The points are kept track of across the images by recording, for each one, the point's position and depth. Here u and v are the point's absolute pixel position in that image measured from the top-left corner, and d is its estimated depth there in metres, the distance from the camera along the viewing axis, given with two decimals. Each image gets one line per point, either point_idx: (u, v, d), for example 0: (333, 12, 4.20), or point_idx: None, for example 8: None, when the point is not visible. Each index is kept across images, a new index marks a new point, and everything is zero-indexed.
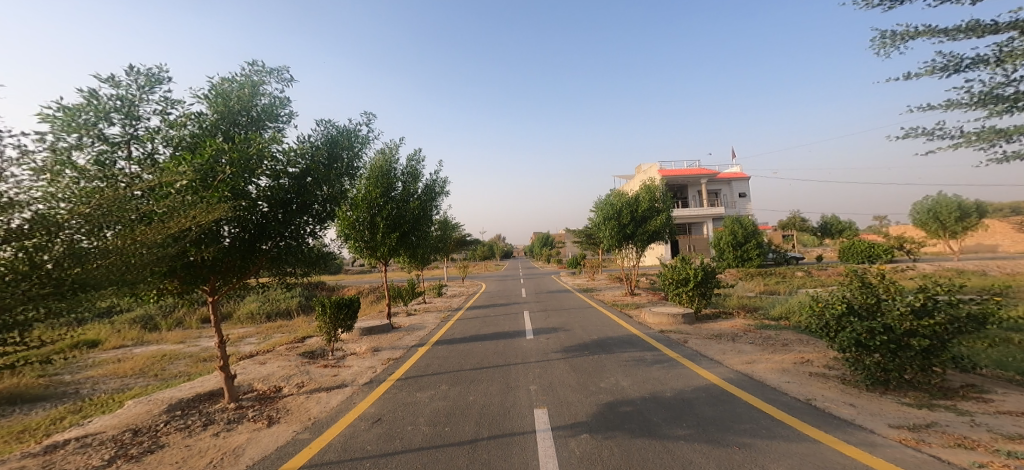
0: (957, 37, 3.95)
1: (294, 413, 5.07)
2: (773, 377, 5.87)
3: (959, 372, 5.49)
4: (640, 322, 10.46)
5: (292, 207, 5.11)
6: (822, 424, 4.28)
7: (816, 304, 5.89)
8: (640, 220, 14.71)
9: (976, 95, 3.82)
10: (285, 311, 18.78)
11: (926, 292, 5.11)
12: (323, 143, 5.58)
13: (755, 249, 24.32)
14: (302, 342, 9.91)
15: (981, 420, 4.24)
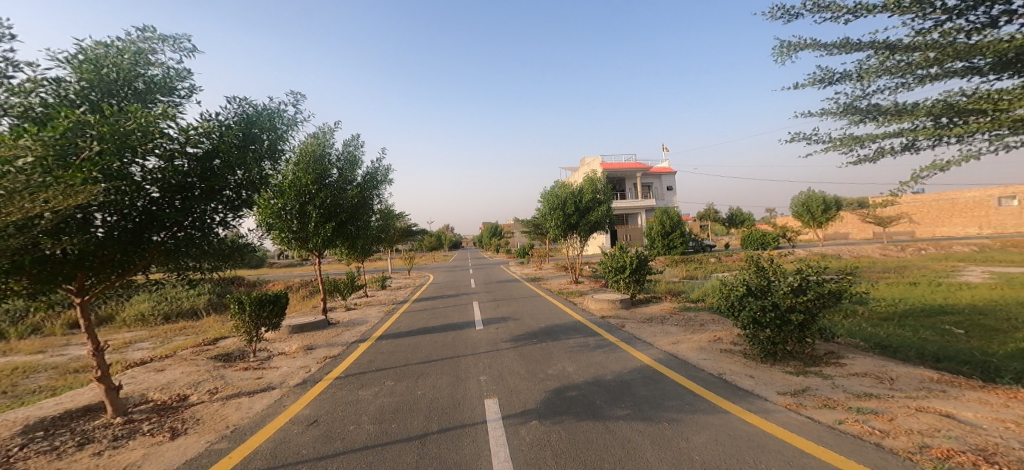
0: (833, 52, 4.56)
1: (207, 423, 4.62)
2: (694, 356, 6.46)
3: (825, 342, 6.44)
4: (584, 309, 10.93)
5: (196, 193, 4.59)
6: (731, 396, 4.80)
7: (723, 287, 6.52)
8: (584, 211, 15.15)
9: (842, 106, 4.43)
10: (189, 312, 17.07)
11: (802, 274, 5.90)
12: (237, 123, 5.01)
13: (680, 238, 26.32)
14: (213, 344, 9.06)
15: (840, 382, 5.00)
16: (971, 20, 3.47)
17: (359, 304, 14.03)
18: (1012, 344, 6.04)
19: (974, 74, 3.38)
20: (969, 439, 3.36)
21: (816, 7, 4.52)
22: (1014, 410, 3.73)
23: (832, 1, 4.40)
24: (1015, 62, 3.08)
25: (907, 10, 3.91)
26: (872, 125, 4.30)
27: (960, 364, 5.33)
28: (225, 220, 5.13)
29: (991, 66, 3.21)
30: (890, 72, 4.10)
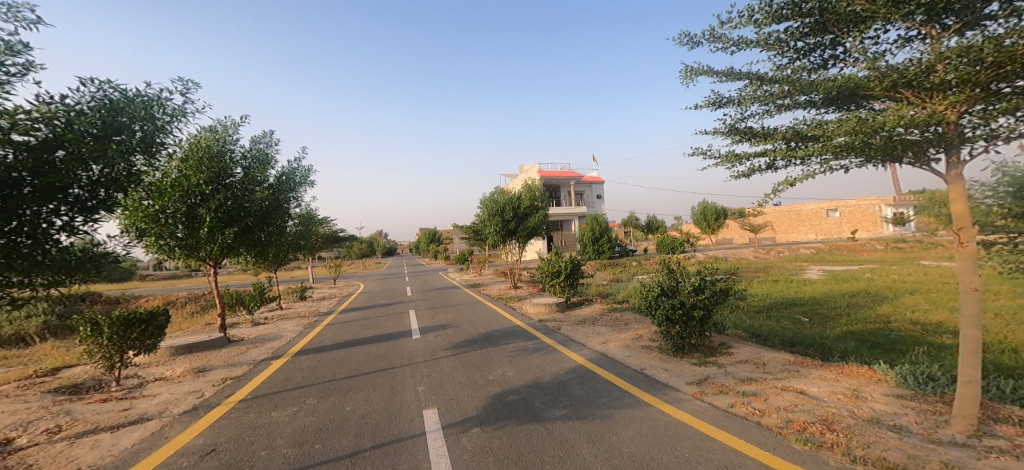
0: (721, 79, 5.21)
1: (50, 465, 4.03)
2: (620, 353, 6.94)
3: (719, 334, 7.28)
4: (523, 313, 11.13)
5: (21, 194, 3.15)
6: (651, 389, 5.25)
7: (642, 288, 7.08)
8: (522, 217, 15.34)
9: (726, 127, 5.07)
10: (12, 339, 14.64)
11: (700, 275, 6.66)
12: (97, 108, 3.64)
13: (606, 243, 27.66)
14: (53, 375, 7.84)
15: (730, 370, 5.71)
16: (808, 60, 3.83)
17: (270, 319, 12.81)
18: (841, 329, 7.44)
19: (807, 107, 3.86)
20: (817, 410, 4.01)
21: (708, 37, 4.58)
22: (847, 383, 4.56)
23: (719, 34, 4.53)
24: (837, 100, 3.64)
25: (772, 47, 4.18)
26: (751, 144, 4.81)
27: (813, 347, 6.38)
28: (68, 226, 3.61)
29: (822, 102, 3.73)
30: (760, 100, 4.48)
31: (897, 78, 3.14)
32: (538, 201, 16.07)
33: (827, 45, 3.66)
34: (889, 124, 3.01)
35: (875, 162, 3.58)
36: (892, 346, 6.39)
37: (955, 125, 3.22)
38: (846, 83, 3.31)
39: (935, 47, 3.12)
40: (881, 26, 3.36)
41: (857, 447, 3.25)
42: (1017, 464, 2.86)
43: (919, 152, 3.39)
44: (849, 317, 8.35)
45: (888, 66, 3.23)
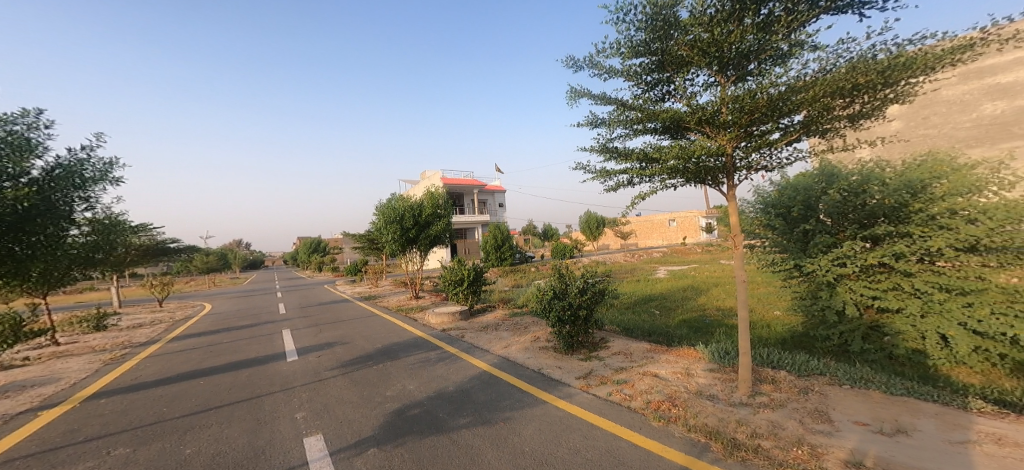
0: (595, 101, 5.03)
1: None
2: (520, 355, 7.17)
3: (598, 330, 8.01)
4: (425, 324, 10.89)
5: None
6: (546, 386, 5.40)
7: (538, 292, 7.53)
8: (423, 225, 15.14)
9: (599, 147, 5.20)
10: None
11: (585, 278, 7.35)
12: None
13: (508, 250, 28.53)
14: None
15: (607, 362, 6.33)
16: (652, 94, 4.57)
17: (42, 357, 9.11)
18: (676, 317, 8.85)
19: (650, 133, 4.61)
20: (666, 389, 4.69)
21: (585, 63, 4.89)
22: (681, 363, 5.47)
23: (598, 60, 4.82)
24: (668, 129, 4.40)
25: (630, 78, 4.61)
26: (617, 163, 5.07)
27: (666, 336, 7.46)
28: None
29: (662, 130, 4.43)
30: (618, 124, 4.70)
31: (698, 116, 3.93)
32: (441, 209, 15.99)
33: (665, 82, 4.33)
34: (696, 152, 3.85)
35: (694, 184, 4.41)
36: (705, 328, 7.90)
37: (731, 157, 4.14)
38: (672, 116, 4.08)
39: (722, 93, 3.95)
40: (695, 72, 4.14)
41: (689, 417, 3.89)
42: (783, 416, 3.74)
43: (713, 177, 4.29)
44: (682, 307, 10.00)
45: (698, 104, 3.98)
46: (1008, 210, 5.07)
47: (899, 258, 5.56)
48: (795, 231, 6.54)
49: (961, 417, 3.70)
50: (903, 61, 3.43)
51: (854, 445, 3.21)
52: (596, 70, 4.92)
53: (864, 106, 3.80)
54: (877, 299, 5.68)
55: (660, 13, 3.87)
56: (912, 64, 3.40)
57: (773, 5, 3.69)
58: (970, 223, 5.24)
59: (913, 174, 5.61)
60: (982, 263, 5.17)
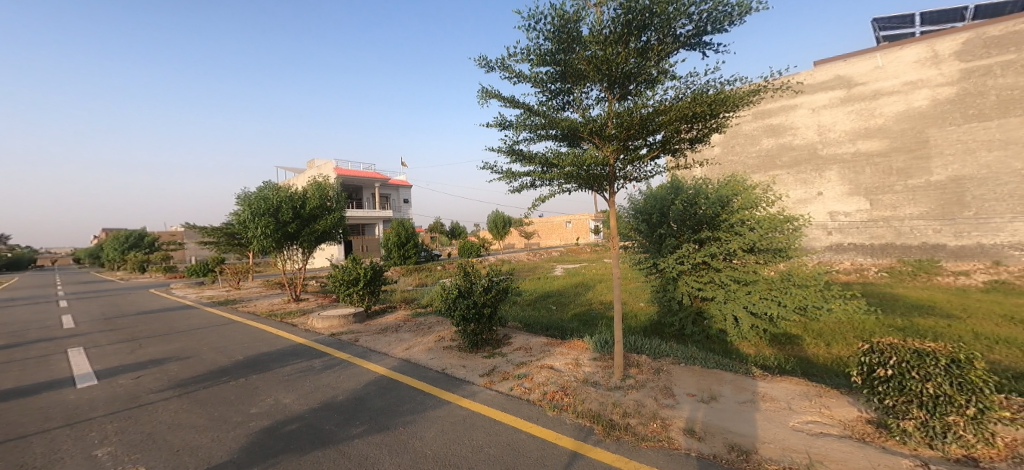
0: (505, 103, 5.18)
1: None
2: (422, 357, 6.96)
3: (502, 327, 8.21)
4: (308, 329, 9.70)
5: None
6: (450, 386, 5.35)
7: (442, 292, 7.48)
8: (307, 219, 13.30)
9: (506, 149, 5.36)
10: None
11: (490, 276, 7.53)
12: None
13: (413, 248, 27.68)
14: None
15: (509, 357, 6.50)
16: (555, 103, 4.84)
17: None
18: (570, 311, 9.54)
19: (552, 139, 4.87)
20: (560, 380, 5.00)
21: (494, 66, 5.04)
22: (573, 355, 5.87)
23: (509, 64, 4.98)
24: (567, 137, 4.71)
25: (536, 85, 4.79)
26: (523, 166, 5.25)
27: (561, 329, 7.96)
28: None
29: (563, 138, 4.72)
30: (523, 129, 4.92)
31: (589, 127, 4.26)
32: (328, 203, 14.25)
33: (566, 93, 4.61)
34: (586, 161, 4.20)
35: (586, 190, 4.76)
36: (592, 321, 8.61)
37: (613, 168, 4.54)
38: (569, 125, 4.36)
39: (611, 109, 4.32)
40: (591, 86, 4.47)
41: (579, 405, 4.19)
42: (667, 399, 4.15)
43: (600, 186, 4.71)
44: (575, 302, 10.76)
45: (590, 117, 4.32)
46: (769, 221, 6.70)
47: (714, 257, 6.96)
48: (654, 235, 7.52)
49: (791, 383, 4.52)
50: (722, 97, 4.10)
51: (688, 415, 3.77)
52: (506, 73, 5.07)
53: (697, 132, 4.45)
54: (701, 290, 6.99)
55: (565, 26, 4.16)
56: (727, 101, 4.10)
57: (650, 35, 4.17)
58: (749, 230, 6.80)
59: (723, 191, 7.04)
60: (758, 261, 6.85)
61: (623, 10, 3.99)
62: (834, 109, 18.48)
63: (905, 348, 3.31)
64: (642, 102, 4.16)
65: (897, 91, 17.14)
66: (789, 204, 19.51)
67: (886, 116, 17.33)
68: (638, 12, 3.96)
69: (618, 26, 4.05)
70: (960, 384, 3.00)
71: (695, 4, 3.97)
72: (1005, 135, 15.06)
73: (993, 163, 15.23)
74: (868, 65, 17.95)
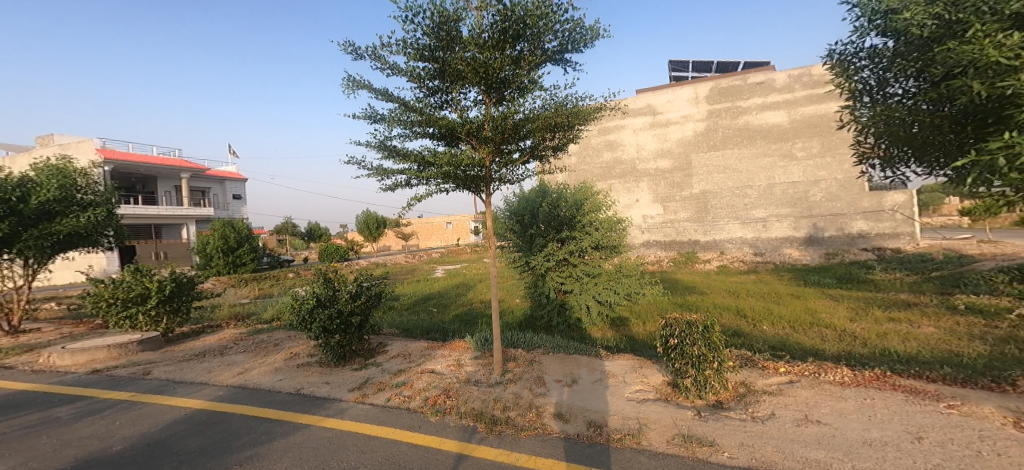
0: (378, 96, 4.96)
1: None
2: (266, 379, 5.94)
3: (377, 335, 7.83)
4: (36, 370, 6.58)
5: None
6: (309, 408, 4.79)
7: (296, 303, 6.71)
8: (38, 219, 8.54)
9: (378, 144, 5.10)
10: None
11: (358, 281, 7.07)
12: None
13: (248, 253, 23.96)
14: None
15: (386, 367, 6.23)
16: (433, 101, 4.79)
17: None
18: (451, 313, 9.55)
19: (428, 137, 4.81)
20: (442, 383, 4.96)
21: (366, 54, 4.79)
22: (454, 356, 5.89)
23: (381, 55, 4.78)
24: (445, 137, 4.70)
25: (414, 81, 4.68)
26: (396, 163, 5.04)
27: (442, 331, 7.93)
28: None
29: (443, 137, 4.71)
30: (399, 125, 4.77)
31: (466, 127, 4.33)
32: (86, 193, 9.43)
33: (444, 93, 4.64)
34: (464, 162, 4.24)
35: (464, 190, 4.83)
36: (474, 320, 8.78)
37: (489, 170, 4.67)
38: (446, 124, 4.37)
39: (489, 113, 4.43)
40: (468, 88, 4.53)
41: (461, 406, 4.21)
42: (538, 389, 4.40)
43: (478, 187, 4.81)
44: (456, 303, 10.79)
45: (468, 118, 4.39)
46: (608, 224, 7.66)
47: (573, 254, 7.63)
48: (526, 235, 7.96)
49: (638, 359, 5.18)
50: (577, 111, 4.53)
51: (557, 400, 4.07)
52: (378, 64, 4.85)
53: (559, 141, 4.82)
54: (564, 284, 7.59)
55: (445, 24, 4.16)
56: (582, 115, 4.56)
57: (523, 45, 4.39)
58: (593, 230, 7.63)
59: (580, 197, 7.84)
60: (601, 256, 7.70)
61: (500, 17, 4.13)
62: (645, 132, 21.42)
63: (680, 321, 4.05)
64: (517, 108, 4.35)
65: (681, 122, 20.62)
66: (621, 208, 22.03)
67: (672, 141, 20.84)
68: (514, 20, 4.13)
69: (496, 32, 4.19)
70: (712, 345, 3.82)
71: (559, 22, 4.31)
72: (726, 162, 19.85)
73: (721, 182, 19.95)
74: (664, 98, 20.94)
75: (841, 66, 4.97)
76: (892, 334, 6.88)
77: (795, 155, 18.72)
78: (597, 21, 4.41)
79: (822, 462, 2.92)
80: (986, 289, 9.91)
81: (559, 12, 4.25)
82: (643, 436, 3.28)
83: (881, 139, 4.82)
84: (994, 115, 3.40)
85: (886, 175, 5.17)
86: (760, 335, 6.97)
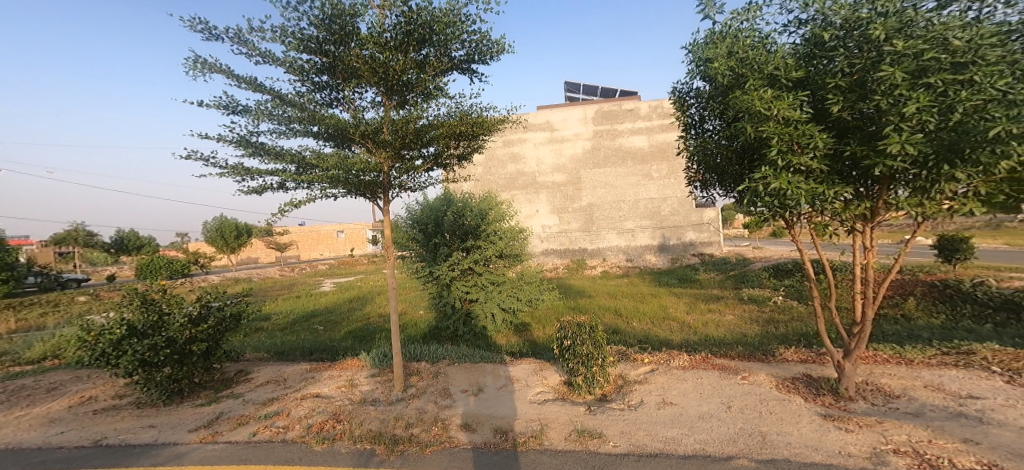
0: (242, 85, 4.35)
1: None
2: (36, 436, 4.53)
3: (235, 360, 6.73)
4: None
5: None
6: (121, 459, 3.86)
7: (88, 333, 5.04)
8: None
9: (237, 139, 4.35)
10: None
11: (202, 301, 5.77)
12: None
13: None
14: None
15: (248, 398, 5.35)
16: (320, 96, 4.40)
17: None
18: (342, 330, 8.86)
19: (310, 136, 4.38)
20: (329, 407, 4.51)
21: (231, 35, 4.17)
22: (345, 376, 5.45)
23: (249, 39, 4.22)
24: (333, 137, 4.37)
25: (295, 73, 4.22)
26: (262, 162, 4.40)
27: (330, 350, 7.36)
28: None
29: (326, 137, 4.37)
30: (274, 120, 4.25)
31: (361, 129, 4.08)
32: None
33: (332, 89, 4.31)
34: (356, 165, 3.96)
35: (357, 196, 4.54)
36: (371, 335, 8.34)
37: (387, 176, 4.46)
38: (336, 124, 4.03)
39: (387, 116, 4.22)
40: (364, 87, 4.27)
41: (354, 429, 3.88)
42: (438, 400, 4.32)
43: (374, 192, 4.57)
44: (349, 319, 10.08)
45: (361, 118, 4.12)
46: (508, 233, 7.83)
47: (477, 263, 7.65)
48: (429, 243, 7.75)
49: (535, 361, 5.42)
50: (483, 122, 4.57)
51: (463, 411, 4.03)
52: (245, 49, 4.30)
53: (463, 149, 4.82)
54: (468, 293, 7.56)
55: (339, 17, 3.83)
56: (487, 127, 4.62)
57: (428, 50, 4.29)
58: (495, 239, 7.74)
59: (485, 206, 7.88)
60: (504, 265, 7.85)
61: (405, 19, 3.98)
62: (544, 146, 22.37)
63: (572, 323, 4.38)
64: (419, 113, 4.23)
65: (574, 139, 22.13)
66: None
67: (569, 157, 22.17)
68: (419, 24, 4.01)
69: (399, 33, 4.02)
70: (597, 343, 4.16)
71: (466, 32, 4.27)
72: (609, 179, 21.85)
73: (603, 196, 21.92)
74: (563, 115, 22.24)
75: (676, 97, 4.80)
76: (712, 322, 8.35)
77: (656, 175, 21.50)
78: (502, 36, 4.51)
79: (677, 438, 3.38)
80: (756, 283, 12.83)
81: (466, 22, 4.21)
82: (545, 436, 3.42)
83: (695, 163, 4.83)
84: (758, 152, 3.81)
85: (702, 195, 5.18)
86: (632, 331, 7.84)
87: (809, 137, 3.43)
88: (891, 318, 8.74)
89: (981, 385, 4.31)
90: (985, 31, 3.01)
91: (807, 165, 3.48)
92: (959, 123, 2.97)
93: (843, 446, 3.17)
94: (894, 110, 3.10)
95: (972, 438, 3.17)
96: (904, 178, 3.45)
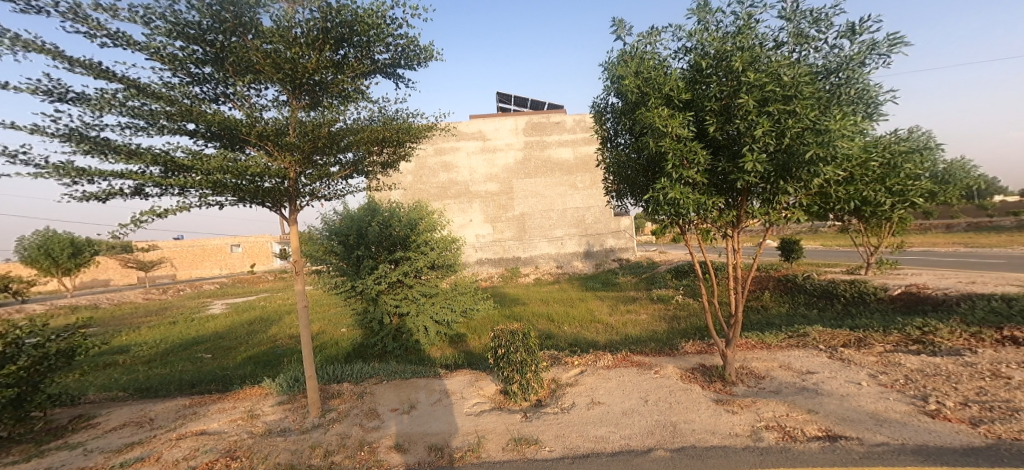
0: (73, 67, 3.46)
1: None
2: None
3: (74, 406, 5.53)
4: None
5: None
6: None
7: None
8: None
9: (67, 130, 3.49)
10: None
11: (8, 338, 4.46)
12: None
13: None
14: None
15: (92, 446, 4.18)
16: (200, 90, 3.92)
17: None
18: (242, 355, 7.99)
19: (184, 134, 3.84)
20: (222, 442, 3.89)
21: (64, 9, 3.31)
22: (243, 407, 4.84)
23: (91, 16, 3.41)
24: (219, 136, 3.92)
25: (164, 62, 3.68)
26: (107, 161, 3.63)
27: (221, 381, 6.52)
28: None
29: (204, 134, 3.88)
30: (129, 112, 3.61)
31: (258, 129, 3.69)
32: None
33: (217, 82, 3.86)
34: (254, 170, 3.57)
35: (253, 203, 4.10)
36: (277, 360, 7.57)
37: (295, 182, 4.08)
38: (224, 121, 3.61)
39: (293, 117, 3.89)
40: (264, 85, 3.91)
41: (258, 464, 3.39)
42: (361, 423, 4.03)
43: (275, 200, 4.16)
44: (248, 343, 9.06)
45: (257, 117, 3.74)
46: (443, 243, 7.67)
47: (407, 274, 7.37)
48: (350, 256, 7.28)
49: (467, 373, 5.37)
50: (408, 128, 4.43)
51: (394, 431, 3.83)
52: (84, 27, 3.46)
53: (389, 157, 4.63)
54: (398, 306, 7.28)
55: (235, 4, 3.43)
56: (414, 133, 4.51)
57: (346, 50, 4.05)
58: (427, 248, 7.53)
59: (418, 215, 7.65)
60: (437, 276, 7.69)
61: (319, 15, 3.73)
62: (476, 156, 22.32)
63: (506, 330, 4.37)
64: (336, 116, 3.98)
65: (506, 149, 22.40)
66: None
67: (502, 168, 22.36)
68: (339, 23, 3.79)
69: (312, 29, 3.77)
70: (529, 349, 4.21)
71: (392, 35, 4.12)
72: (538, 189, 22.42)
73: (533, 205, 22.43)
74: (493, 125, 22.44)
75: (594, 111, 5.12)
76: (631, 322, 8.94)
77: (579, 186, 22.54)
78: (431, 42, 4.41)
79: (606, 436, 3.54)
80: (663, 285, 13.98)
81: (392, 25, 4.05)
82: (482, 448, 3.38)
83: (610, 173, 5.16)
84: (659, 164, 4.19)
85: (616, 203, 5.55)
86: (562, 335, 8.11)
87: (694, 153, 3.84)
88: (755, 309, 10.12)
89: (816, 362, 5.11)
90: (806, 71, 3.60)
91: (693, 179, 3.91)
92: (789, 146, 3.54)
93: (731, 427, 3.56)
94: (748, 132, 3.62)
95: (814, 408, 3.75)
96: (756, 191, 4.01)
